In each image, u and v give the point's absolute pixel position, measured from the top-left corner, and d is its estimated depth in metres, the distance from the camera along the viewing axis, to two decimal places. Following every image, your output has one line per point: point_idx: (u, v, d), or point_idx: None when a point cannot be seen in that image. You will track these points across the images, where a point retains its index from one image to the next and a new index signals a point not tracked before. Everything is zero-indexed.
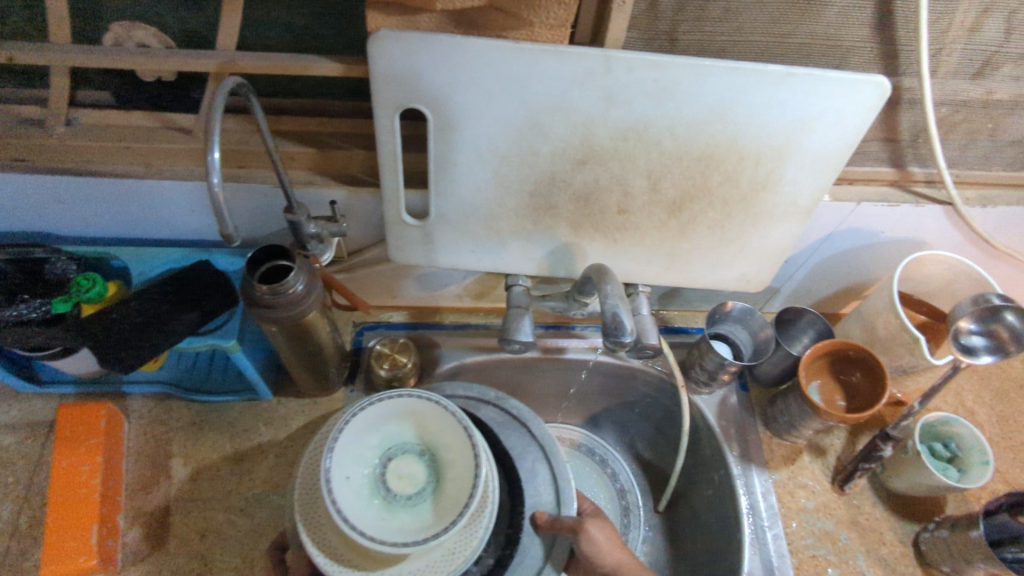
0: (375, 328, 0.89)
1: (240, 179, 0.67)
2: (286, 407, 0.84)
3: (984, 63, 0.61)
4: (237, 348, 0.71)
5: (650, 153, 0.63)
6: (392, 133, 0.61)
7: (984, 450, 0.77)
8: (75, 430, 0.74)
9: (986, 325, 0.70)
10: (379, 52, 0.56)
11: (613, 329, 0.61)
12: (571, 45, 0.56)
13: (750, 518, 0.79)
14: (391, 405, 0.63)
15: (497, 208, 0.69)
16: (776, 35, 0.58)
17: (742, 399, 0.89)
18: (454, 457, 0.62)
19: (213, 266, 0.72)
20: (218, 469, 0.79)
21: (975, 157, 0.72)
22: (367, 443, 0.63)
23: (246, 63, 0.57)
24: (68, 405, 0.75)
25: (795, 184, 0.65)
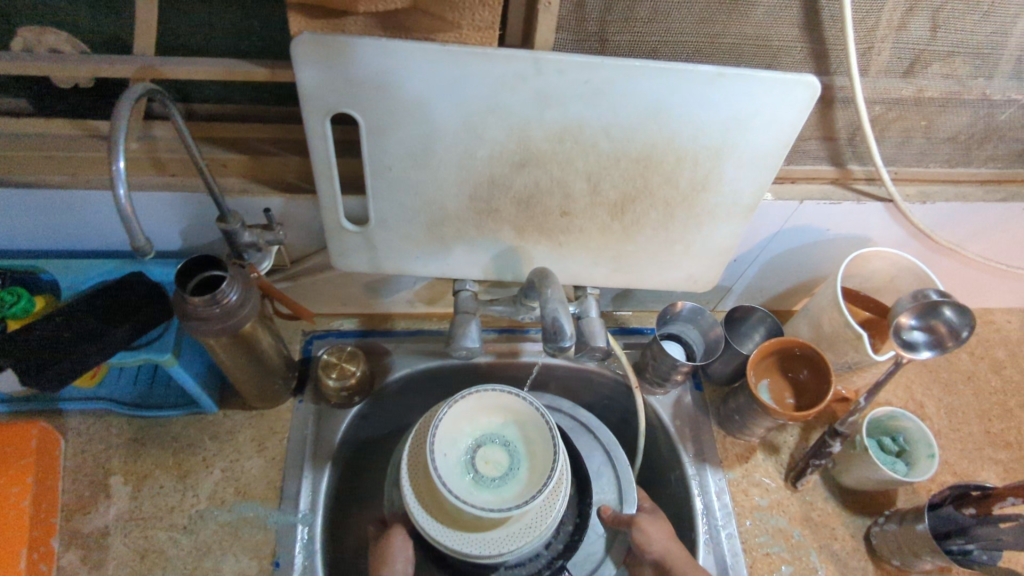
0: (325, 336, 0.87)
1: (171, 186, 0.65)
2: (232, 420, 0.82)
3: (913, 62, 0.62)
4: (175, 362, 0.68)
5: (589, 155, 0.62)
6: (323, 138, 0.60)
7: (930, 443, 0.77)
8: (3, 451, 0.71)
9: (926, 320, 0.71)
10: (303, 56, 0.54)
11: (553, 333, 0.61)
12: (500, 48, 0.55)
13: (704, 519, 0.80)
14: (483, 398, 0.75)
15: (438, 213, 0.68)
16: (705, 35, 0.58)
17: (696, 398, 0.89)
18: (538, 447, 0.74)
19: (147, 278, 0.70)
20: (160, 486, 0.76)
21: (911, 154, 0.73)
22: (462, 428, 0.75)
23: (165, 69, 0.55)
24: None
25: (735, 184, 0.65)
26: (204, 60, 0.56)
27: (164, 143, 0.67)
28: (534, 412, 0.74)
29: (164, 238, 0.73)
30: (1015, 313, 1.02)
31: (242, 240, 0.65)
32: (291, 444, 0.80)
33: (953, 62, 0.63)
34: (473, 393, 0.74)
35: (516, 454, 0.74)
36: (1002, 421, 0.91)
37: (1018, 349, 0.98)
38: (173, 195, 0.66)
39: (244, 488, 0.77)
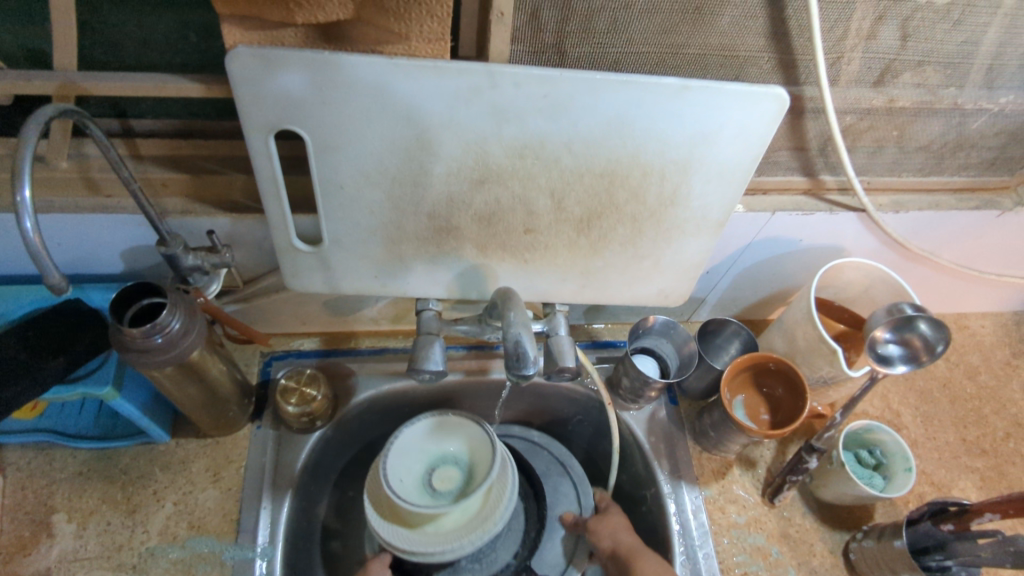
0: (284, 357, 0.83)
1: (108, 209, 0.61)
2: (186, 449, 0.77)
3: (883, 71, 0.60)
4: (116, 394, 0.64)
5: (551, 170, 0.59)
6: (267, 156, 0.56)
7: (906, 456, 0.76)
8: None
9: (900, 334, 0.69)
10: (240, 71, 0.51)
11: (516, 360, 0.58)
12: (451, 60, 0.52)
13: (680, 539, 0.77)
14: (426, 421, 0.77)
15: (395, 231, 0.65)
16: (668, 46, 0.55)
17: (671, 413, 0.87)
18: (477, 449, 0.76)
19: (84, 305, 0.66)
20: (107, 523, 0.72)
21: (884, 163, 0.71)
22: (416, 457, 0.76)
23: (90, 86, 0.51)
24: None
25: (703, 198, 0.63)
26: (133, 75, 0.52)
27: (99, 162, 0.62)
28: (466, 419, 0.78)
29: (104, 262, 0.69)
30: (989, 318, 1.02)
31: (184, 264, 0.61)
32: (247, 473, 0.76)
33: (924, 71, 0.61)
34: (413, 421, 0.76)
35: (466, 467, 0.76)
36: (978, 429, 0.90)
37: (993, 355, 0.98)
38: (109, 217, 0.61)
39: (198, 522, 0.73)
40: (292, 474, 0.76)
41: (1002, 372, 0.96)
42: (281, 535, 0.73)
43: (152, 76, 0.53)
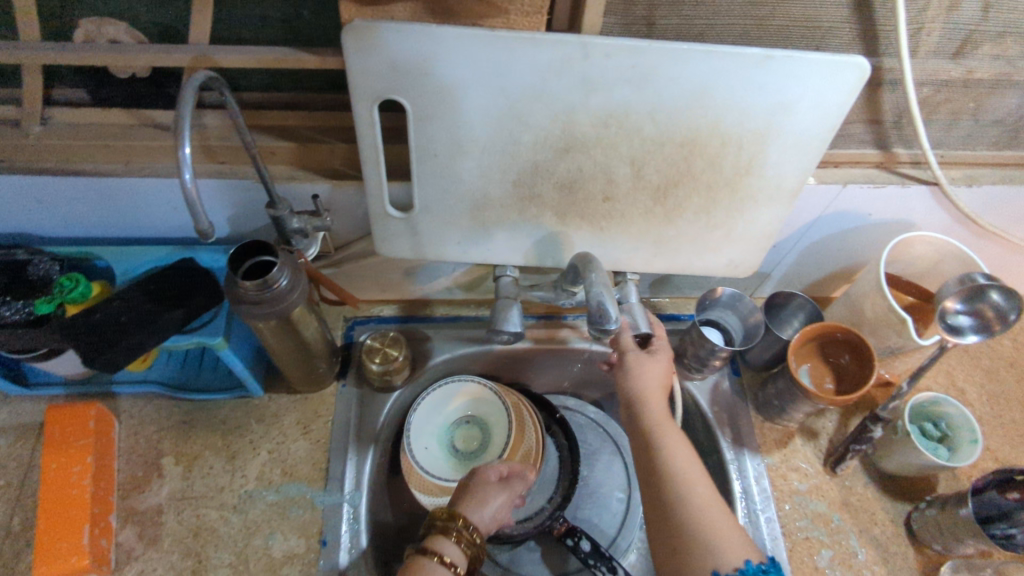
0: (365, 322, 0.89)
1: (224, 174, 0.66)
2: (277, 403, 0.84)
3: (964, 42, 0.61)
4: (226, 345, 0.70)
5: (633, 139, 0.63)
6: (371, 125, 0.61)
7: (973, 428, 0.77)
8: (63, 433, 0.73)
9: (972, 304, 0.70)
10: (355, 43, 0.55)
11: (598, 318, 0.61)
12: (547, 33, 0.56)
13: (742, 502, 0.80)
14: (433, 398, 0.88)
15: (481, 199, 0.69)
16: (753, 17, 0.57)
17: (733, 385, 0.89)
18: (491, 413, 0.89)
19: (196, 264, 0.72)
20: (210, 466, 0.79)
21: (958, 137, 0.72)
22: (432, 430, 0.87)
23: (220, 58, 0.57)
24: (56, 407, 0.75)
25: (779, 167, 0.65)
26: (257, 49, 0.58)
27: (215, 131, 0.68)
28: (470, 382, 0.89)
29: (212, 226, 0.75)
30: None
31: (290, 226, 0.67)
32: (334, 427, 0.82)
33: (1004, 43, 0.62)
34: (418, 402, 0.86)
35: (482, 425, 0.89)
36: None
37: None
38: (224, 181, 0.67)
39: (290, 469, 0.79)
40: (374, 428, 0.82)
41: None
42: (365, 484, 0.79)
43: (272, 49, 0.58)
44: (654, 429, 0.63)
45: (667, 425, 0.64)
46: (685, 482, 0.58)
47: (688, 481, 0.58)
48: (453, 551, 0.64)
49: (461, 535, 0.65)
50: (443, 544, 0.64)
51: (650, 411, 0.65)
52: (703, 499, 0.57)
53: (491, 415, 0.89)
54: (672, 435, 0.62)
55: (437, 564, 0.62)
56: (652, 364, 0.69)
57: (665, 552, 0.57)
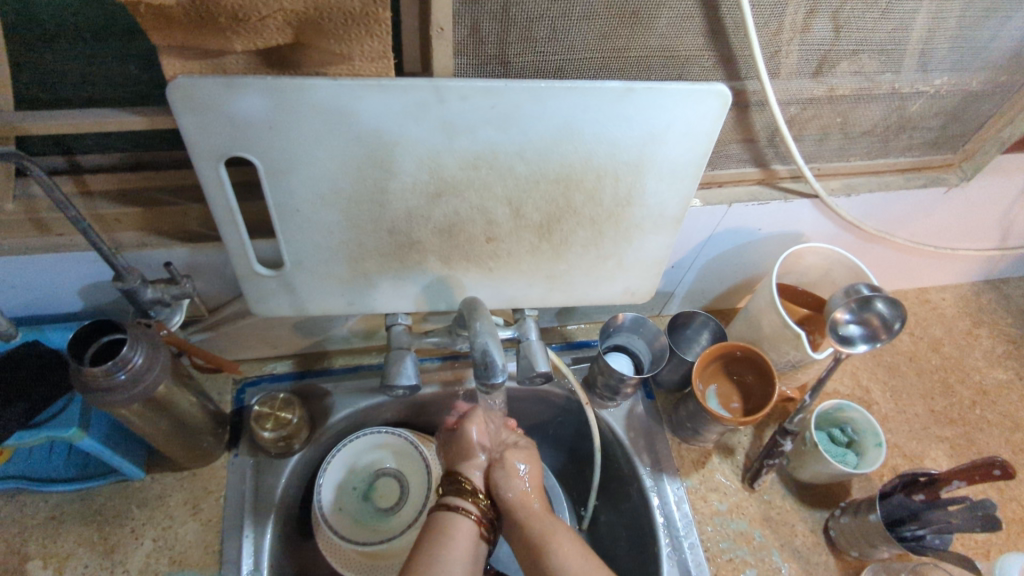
0: (257, 383, 0.83)
1: (60, 247, 0.60)
2: (162, 484, 0.76)
3: (821, 62, 0.61)
4: (83, 436, 0.63)
5: (506, 179, 0.60)
6: (219, 184, 0.56)
7: (876, 432, 0.78)
8: None
9: (860, 313, 0.70)
10: (182, 101, 0.50)
11: (484, 369, 0.58)
12: (396, 77, 0.52)
13: (664, 530, 0.78)
14: (341, 460, 0.83)
15: (357, 249, 0.65)
16: (611, 50, 0.56)
17: (648, 408, 0.87)
18: (406, 462, 0.86)
19: (43, 346, 0.64)
20: (86, 565, 0.71)
21: (831, 150, 0.73)
22: (345, 493, 0.82)
23: (28, 126, 0.50)
24: None
25: (658, 195, 0.64)
26: (72, 112, 0.52)
27: (46, 201, 0.61)
28: (378, 434, 0.84)
29: (61, 301, 0.67)
30: (949, 290, 1.05)
31: (144, 297, 0.61)
32: (227, 503, 0.75)
33: (860, 59, 0.62)
34: (323, 467, 0.81)
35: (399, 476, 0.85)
36: (945, 399, 0.92)
37: (954, 325, 1.00)
38: (61, 255, 0.60)
39: (179, 557, 0.72)
40: (273, 498, 0.76)
41: (965, 341, 0.99)
42: (265, 563, 0.72)
43: (94, 111, 0.53)
44: (547, 536, 0.64)
45: (563, 533, 0.65)
46: None
47: None
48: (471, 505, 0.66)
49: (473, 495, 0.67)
50: (458, 501, 0.66)
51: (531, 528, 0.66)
52: None
53: (411, 466, 0.85)
54: (565, 536, 0.65)
55: (462, 518, 0.64)
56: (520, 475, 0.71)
57: None
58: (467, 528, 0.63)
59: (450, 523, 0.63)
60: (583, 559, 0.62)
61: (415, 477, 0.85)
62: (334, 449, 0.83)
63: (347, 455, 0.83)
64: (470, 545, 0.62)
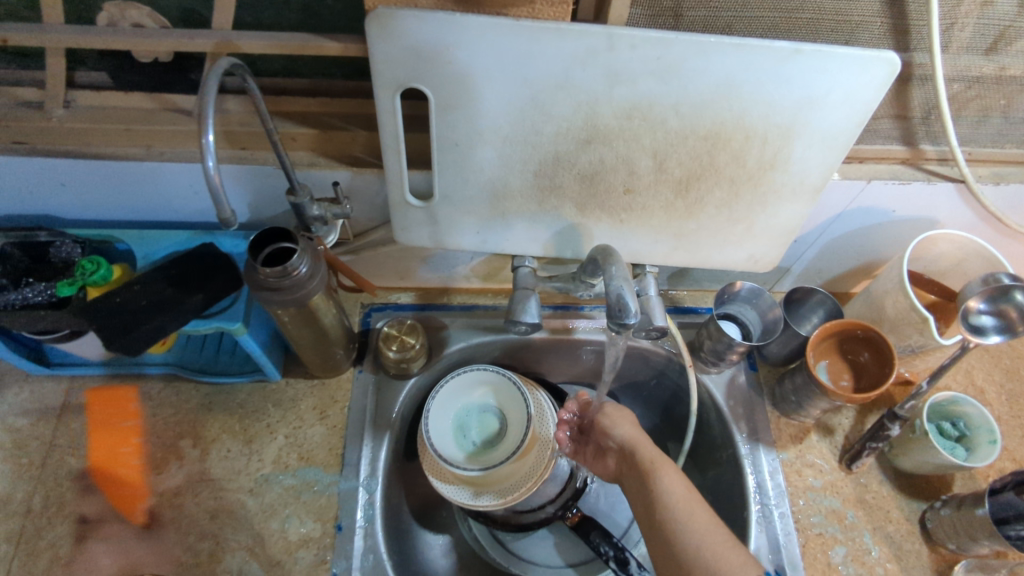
0: (382, 309, 0.89)
1: (244, 160, 0.66)
2: (294, 389, 0.84)
3: (997, 38, 0.60)
4: (243, 331, 0.70)
5: (656, 132, 0.62)
6: (393, 114, 0.61)
7: (992, 429, 0.76)
8: (108, 414, 0.81)
9: (996, 304, 0.68)
10: (378, 31, 0.55)
11: (617, 310, 0.61)
12: (572, 22, 0.55)
13: (756, 496, 0.80)
14: (446, 392, 0.87)
15: (502, 189, 0.69)
16: (783, 10, 0.57)
17: (750, 379, 0.88)
18: (504, 397, 0.89)
19: (216, 249, 0.72)
20: (228, 449, 0.79)
21: (987, 134, 0.71)
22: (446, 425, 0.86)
23: (244, 44, 0.57)
24: (101, 389, 0.82)
25: (803, 163, 0.64)
26: (280, 35, 0.58)
27: (237, 116, 0.68)
28: (481, 371, 0.89)
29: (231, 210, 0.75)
30: None
31: (310, 213, 0.66)
32: (350, 413, 0.82)
33: None
34: (431, 396, 0.86)
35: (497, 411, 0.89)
36: None
37: None
38: (244, 167, 0.67)
39: (307, 455, 0.80)
40: (390, 415, 0.83)
41: None
42: (380, 471, 0.79)
43: (296, 36, 0.58)
44: (657, 467, 0.69)
45: (669, 465, 0.69)
46: (686, 515, 0.64)
47: (691, 512, 0.64)
48: None
49: None
50: None
51: (642, 455, 0.72)
52: (705, 526, 0.63)
53: (511, 401, 0.89)
54: (669, 469, 0.69)
55: None
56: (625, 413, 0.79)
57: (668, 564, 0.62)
58: None
59: None
60: (688, 494, 0.66)
61: (514, 411, 0.88)
62: (444, 379, 0.88)
63: (456, 385, 0.88)
64: None
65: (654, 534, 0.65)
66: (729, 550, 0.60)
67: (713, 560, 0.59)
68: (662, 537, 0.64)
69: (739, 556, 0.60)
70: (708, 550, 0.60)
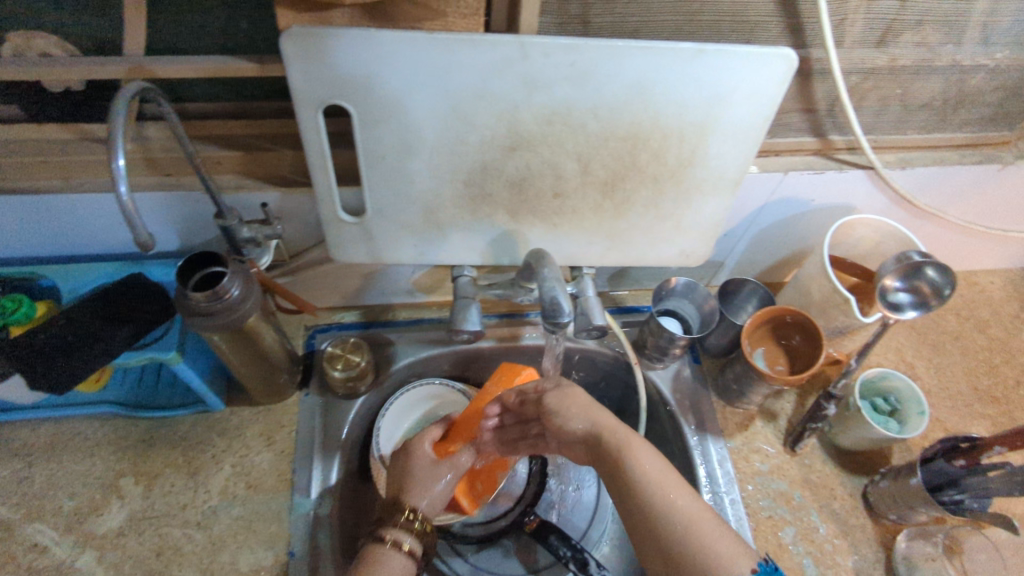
0: (327, 330, 0.89)
1: (169, 186, 0.65)
2: (239, 416, 0.83)
3: (885, 31, 0.64)
4: (179, 359, 0.69)
5: (577, 136, 0.64)
6: (317, 131, 0.61)
7: (920, 401, 0.80)
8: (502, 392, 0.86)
9: (910, 281, 0.73)
10: (292, 51, 0.55)
11: (552, 312, 0.63)
12: (485, 34, 0.57)
13: (707, 485, 0.82)
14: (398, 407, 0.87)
15: (434, 200, 0.69)
16: (685, 13, 0.60)
17: (694, 371, 0.91)
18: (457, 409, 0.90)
19: (146, 279, 0.71)
20: (172, 484, 0.77)
21: (889, 122, 0.75)
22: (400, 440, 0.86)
23: (157, 68, 0.56)
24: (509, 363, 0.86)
25: (720, 157, 0.67)
26: (194, 58, 0.57)
27: (158, 142, 0.67)
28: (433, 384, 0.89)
29: (161, 239, 0.74)
30: (997, 274, 1.05)
31: (240, 236, 0.66)
32: (298, 437, 0.81)
33: (923, 31, 0.65)
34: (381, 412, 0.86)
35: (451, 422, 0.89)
36: (989, 377, 0.93)
37: (1001, 309, 1.01)
38: (169, 194, 0.66)
39: (255, 482, 0.78)
40: (340, 435, 0.82)
41: (1012, 324, 0.99)
42: (332, 493, 0.78)
43: (211, 59, 0.58)
44: (627, 447, 0.64)
45: (639, 442, 0.65)
46: (668, 493, 0.60)
47: (669, 491, 0.60)
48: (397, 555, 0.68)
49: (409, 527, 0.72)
50: (395, 535, 0.70)
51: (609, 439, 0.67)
52: (689, 503, 0.59)
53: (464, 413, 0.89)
54: (638, 447, 0.65)
55: (393, 553, 0.68)
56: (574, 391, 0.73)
57: (654, 548, 0.59)
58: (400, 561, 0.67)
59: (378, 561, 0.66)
60: (664, 471, 0.62)
61: None
62: (393, 394, 0.88)
63: (407, 401, 0.88)
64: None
65: (637, 521, 0.60)
66: (716, 529, 0.57)
67: (705, 541, 0.56)
68: (644, 518, 0.60)
69: (726, 534, 0.57)
70: (692, 527, 0.57)
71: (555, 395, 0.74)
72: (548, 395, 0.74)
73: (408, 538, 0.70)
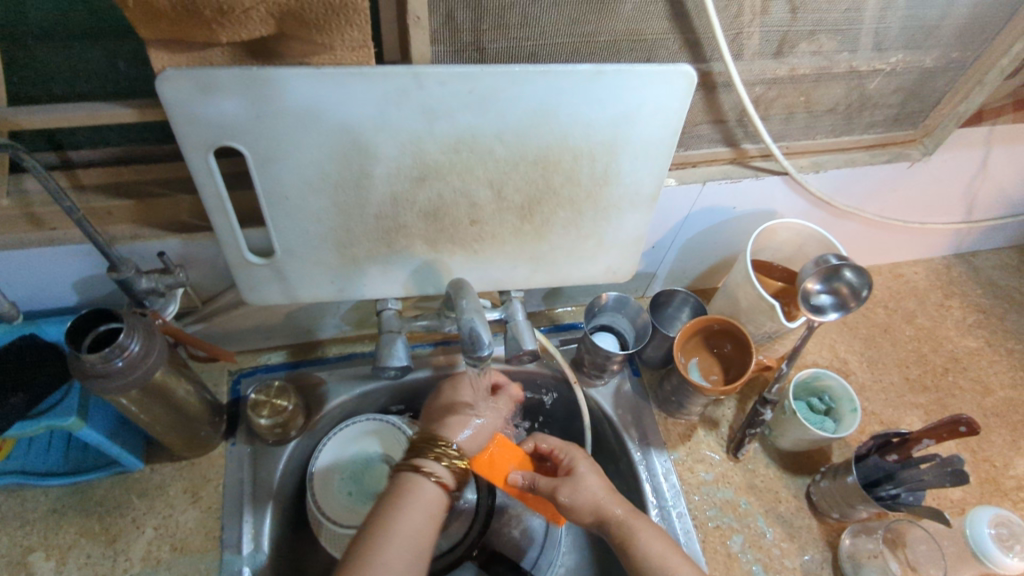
0: (252, 373, 0.85)
1: (54, 241, 0.61)
2: (161, 474, 0.78)
3: (781, 43, 0.65)
4: (82, 425, 0.64)
5: (486, 162, 0.63)
6: (209, 174, 0.58)
7: (852, 398, 0.81)
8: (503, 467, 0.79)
9: (830, 284, 0.74)
10: (170, 93, 0.52)
11: (471, 343, 0.61)
12: (376, 66, 0.55)
13: (653, 501, 0.81)
14: (332, 447, 0.84)
15: (346, 236, 0.67)
16: (581, 34, 0.59)
17: (635, 385, 0.90)
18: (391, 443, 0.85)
19: (39, 339, 0.66)
20: (88, 554, 0.72)
21: (798, 129, 0.76)
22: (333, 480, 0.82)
23: (22, 120, 0.52)
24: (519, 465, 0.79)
25: (634, 173, 0.67)
26: (65, 106, 0.54)
27: (40, 196, 0.63)
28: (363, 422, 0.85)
29: (56, 295, 0.69)
30: (921, 265, 1.08)
31: (138, 287, 0.63)
32: (226, 490, 0.77)
33: (818, 40, 0.65)
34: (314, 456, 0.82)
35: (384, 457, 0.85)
36: (918, 367, 0.96)
37: (926, 298, 1.04)
38: (56, 249, 0.62)
39: (181, 544, 0.73)
40: (271, 484, 0.78)
41: (937, 312, 1.02)
42: (265, 547, 0.74)
43: (84, 105, 0.55)
44: (632, 533, 0.68)
45: (643, 523, 0.69)
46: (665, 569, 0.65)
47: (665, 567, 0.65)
48: (438, 468, 0.71)
49: (441, 452, 0.72)
50: (428, 462, 0.71)
51: (614, 518, 0.70)
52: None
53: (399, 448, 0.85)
54: (644, 530, 0.68)
55: (426, 482, 0.69)
56: (588, 477, 0.73)
57: None
58: (432, 491, 0.69)
59: (413, 490, 0.68)
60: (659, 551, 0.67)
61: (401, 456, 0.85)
62: (327, 434, 0.84)
63: (341, 441, 0.85)
64: (431, 512, 0.67)
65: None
66: None
67: None
68: None
69: None
70: None
71: (564, 486, 0.73)
72: (557, 486, 0.73)
73: (441, 470, 0.70)
